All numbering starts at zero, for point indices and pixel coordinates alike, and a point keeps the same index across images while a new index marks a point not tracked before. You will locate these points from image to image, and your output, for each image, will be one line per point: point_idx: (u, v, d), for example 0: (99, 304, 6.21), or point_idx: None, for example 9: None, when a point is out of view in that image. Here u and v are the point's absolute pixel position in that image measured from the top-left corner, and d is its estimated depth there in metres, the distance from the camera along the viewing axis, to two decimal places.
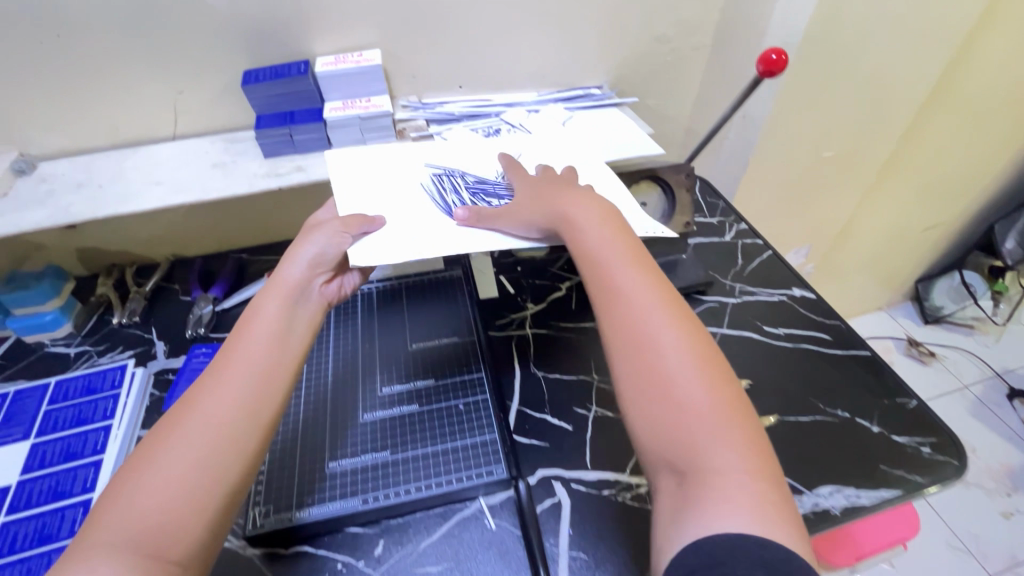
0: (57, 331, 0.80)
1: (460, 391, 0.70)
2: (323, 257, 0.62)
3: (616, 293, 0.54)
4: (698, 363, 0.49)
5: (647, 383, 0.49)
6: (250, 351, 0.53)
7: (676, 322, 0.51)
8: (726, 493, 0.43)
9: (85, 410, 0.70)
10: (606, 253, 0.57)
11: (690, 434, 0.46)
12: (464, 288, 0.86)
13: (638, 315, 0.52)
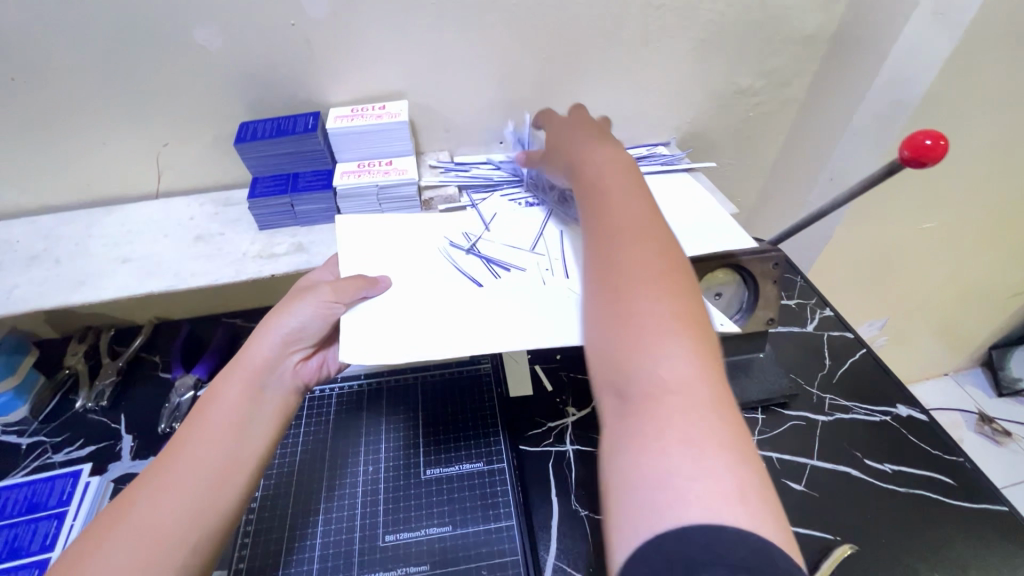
0: (10, 415, 0.67)
1: (485, 549, 0.56)
2: (300, 332, 0.52)
3: (599, 216, 0.44)
4: (671, 292, 0.38)
5: (608, 311, 0.39)
6: (220, 420, 0.46)
7: (660, 251, 0.40)
8: (669, 428, 0.33)
9: (21, 536, 0.57)
10: (599, 180, 0.47)
11: (642, 353, 0.36)
12: (492, 390, 0.71)
13: (614, 232, 0.42)
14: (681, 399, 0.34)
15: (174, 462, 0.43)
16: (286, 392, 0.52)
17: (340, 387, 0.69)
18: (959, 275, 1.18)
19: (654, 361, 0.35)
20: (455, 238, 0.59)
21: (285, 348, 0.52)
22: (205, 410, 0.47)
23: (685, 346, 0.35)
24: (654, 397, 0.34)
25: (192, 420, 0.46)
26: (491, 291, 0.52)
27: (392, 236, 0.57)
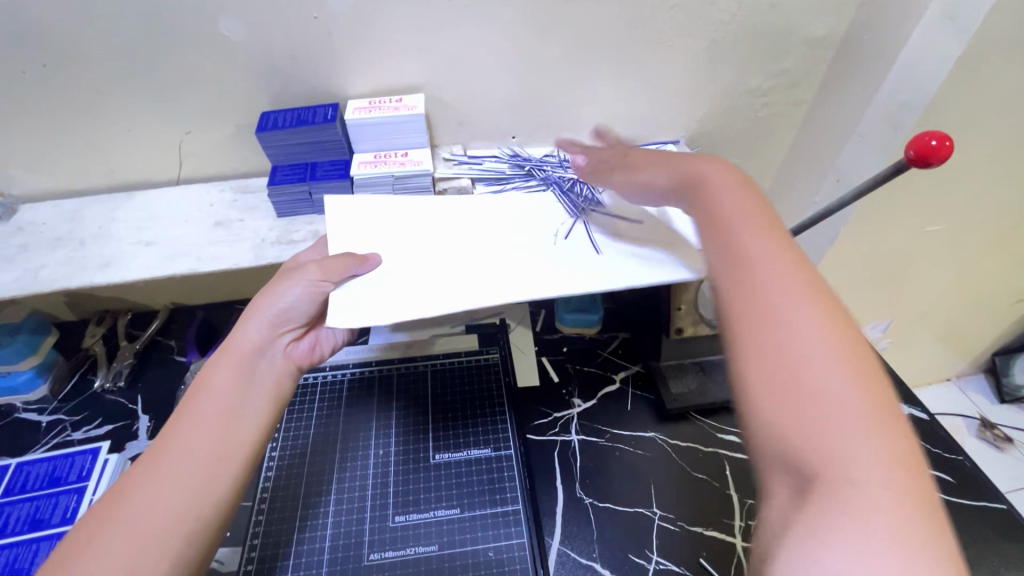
0: (30, 393, 0.69)
1: (491, 533, 0.57)
2: (290, 313, 0.51)
3: (728, 239, 0.41)
4: (827, 329, 0.35)
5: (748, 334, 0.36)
6: (214, 407, 0.44)
7: (808, 286, 0.37)
8: (863, 496, 0.30)
9: (43, 509, 0.59)
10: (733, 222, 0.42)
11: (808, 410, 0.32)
12: (501, 377, 0.71)
13: (770, 280, 0.37)
14: (851, 453, 0.31)
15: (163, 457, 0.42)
16: (280, 374, 0.50)
17: (354, 371, 0.71)
18: (964, 279, 1.19)
19: (820, 412, 0.32)
20: (470, 224, 0.59)
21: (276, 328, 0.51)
22: (196, 397, 0.45)
23: (852, 383, 0.33)
24: (831, 468, 0.31)
25: (183, 411, 0.44)
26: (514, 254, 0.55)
27: (405, 221, 0.58)
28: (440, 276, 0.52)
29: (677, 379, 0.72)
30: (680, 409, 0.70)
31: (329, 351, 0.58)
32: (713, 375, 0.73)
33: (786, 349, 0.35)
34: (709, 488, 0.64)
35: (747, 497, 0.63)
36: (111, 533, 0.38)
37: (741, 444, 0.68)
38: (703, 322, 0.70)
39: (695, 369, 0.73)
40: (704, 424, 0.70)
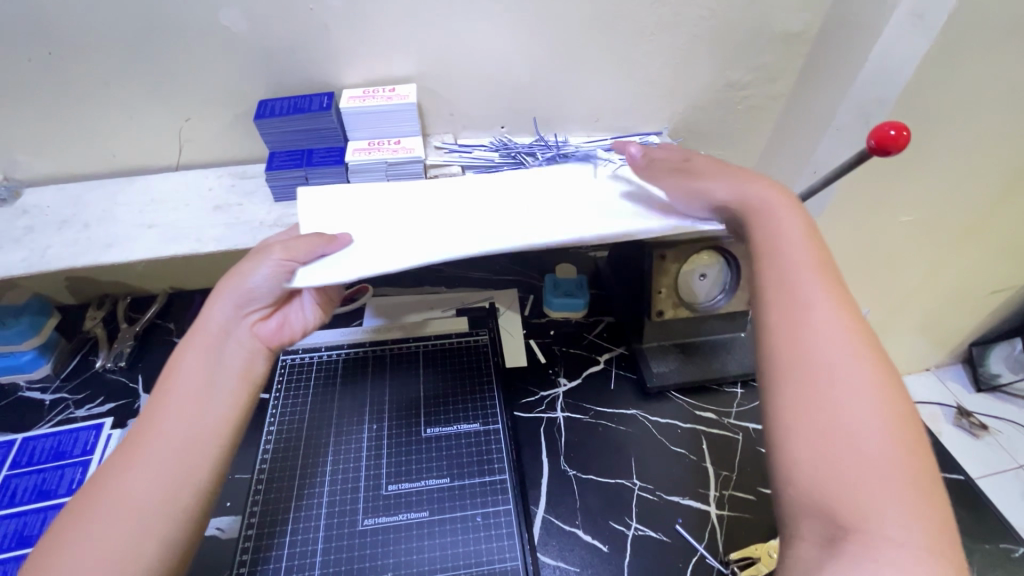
0: (33, 373, 0.72)
1: (480, 500, 0.60)
2: (253, 294, 0.51)
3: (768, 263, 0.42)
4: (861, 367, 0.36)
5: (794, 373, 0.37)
6: (179, 397, 0.44)
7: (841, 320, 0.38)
8: (888, 523, 0.32)
9: (49, 480, 0.62)
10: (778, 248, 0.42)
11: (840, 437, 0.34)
12: (489, 357, 0.75)
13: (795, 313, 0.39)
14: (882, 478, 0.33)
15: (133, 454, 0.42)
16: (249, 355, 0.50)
17: (348, 352, 0.74)
18: (939, 269, 1.23)
19: (849, 452, 0.33)
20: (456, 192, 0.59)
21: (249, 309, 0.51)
22: (162, 390, 0.45)
23: (879, 410, 0.34)
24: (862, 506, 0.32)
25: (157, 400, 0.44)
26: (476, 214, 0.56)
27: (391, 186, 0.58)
28: (415, 232, 0.55)
29: (658, 360, 0.76)
30: (660, 388, 0.74)
31: (301, 331, 0.56)
32: (692, 357, 0.76)
33: (827, 380, 0.36)
34: (686, 462, 0.68)
35: (722, 469, 0.67)
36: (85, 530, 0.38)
37: (717, 421, 0.72)
38: (683, 306, 0.74)
39: (675, 351, 0.77)
40: (682, 402, 0.74)
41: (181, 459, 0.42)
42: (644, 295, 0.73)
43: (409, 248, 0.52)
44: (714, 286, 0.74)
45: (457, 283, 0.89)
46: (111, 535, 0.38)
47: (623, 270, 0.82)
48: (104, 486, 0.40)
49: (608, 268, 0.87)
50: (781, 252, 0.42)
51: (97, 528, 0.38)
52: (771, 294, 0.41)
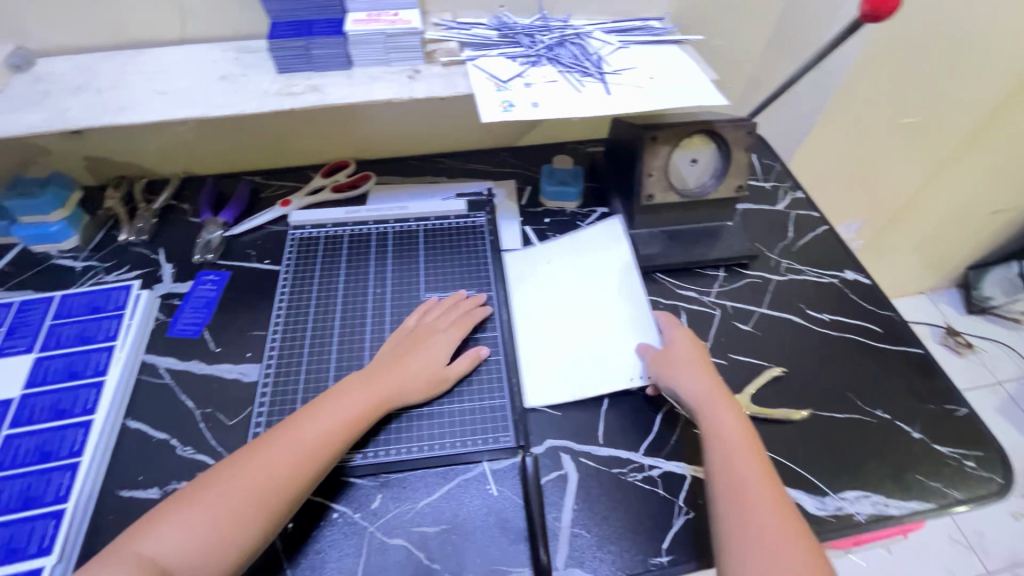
0: (63, 243, 0.77)
1: (473, 351, 0.66)
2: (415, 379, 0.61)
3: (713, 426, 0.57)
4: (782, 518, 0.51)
5: (738, 507, 0.51)
6: (324, 424, 0.55)
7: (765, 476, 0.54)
8: None
9: (89, 329, 0.68)
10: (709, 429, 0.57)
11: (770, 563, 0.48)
12: (484, 236, 0.79)
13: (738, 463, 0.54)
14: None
15: (265, 452, 0.53)
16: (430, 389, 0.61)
17: (353, 230, 0.79)
18: (939, 178, 1.22)
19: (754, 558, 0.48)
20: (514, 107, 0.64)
21: (439, 379, 0.62)
22: (321, 409, 0.56)
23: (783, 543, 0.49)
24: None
25: (308, 420, 0.55)
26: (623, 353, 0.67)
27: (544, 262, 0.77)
28: (577, 362, 0.67)
29: (646, 244, 0.80)
30: (646, 269, 0.78)
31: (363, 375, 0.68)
32: (679, 242, 0.80)
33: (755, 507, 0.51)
34: None
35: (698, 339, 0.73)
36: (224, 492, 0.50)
37: (697, 299, 0.77)
38: (673, 191, 0.77)
39: (663, 238, 0.81)
40: (667, 283, 0.79)
41: (314, 454, 0.53)
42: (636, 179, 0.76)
43: (595, 382, 0.65)
44: (705, 170, 0.78)
45: (457, 174, 0.92)
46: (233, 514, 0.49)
47: (618, 161, 0.84)
48: (250, 463, 0.52)
49: (604, 161, 0.89)
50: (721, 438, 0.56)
51: (236, 487, 0.50)
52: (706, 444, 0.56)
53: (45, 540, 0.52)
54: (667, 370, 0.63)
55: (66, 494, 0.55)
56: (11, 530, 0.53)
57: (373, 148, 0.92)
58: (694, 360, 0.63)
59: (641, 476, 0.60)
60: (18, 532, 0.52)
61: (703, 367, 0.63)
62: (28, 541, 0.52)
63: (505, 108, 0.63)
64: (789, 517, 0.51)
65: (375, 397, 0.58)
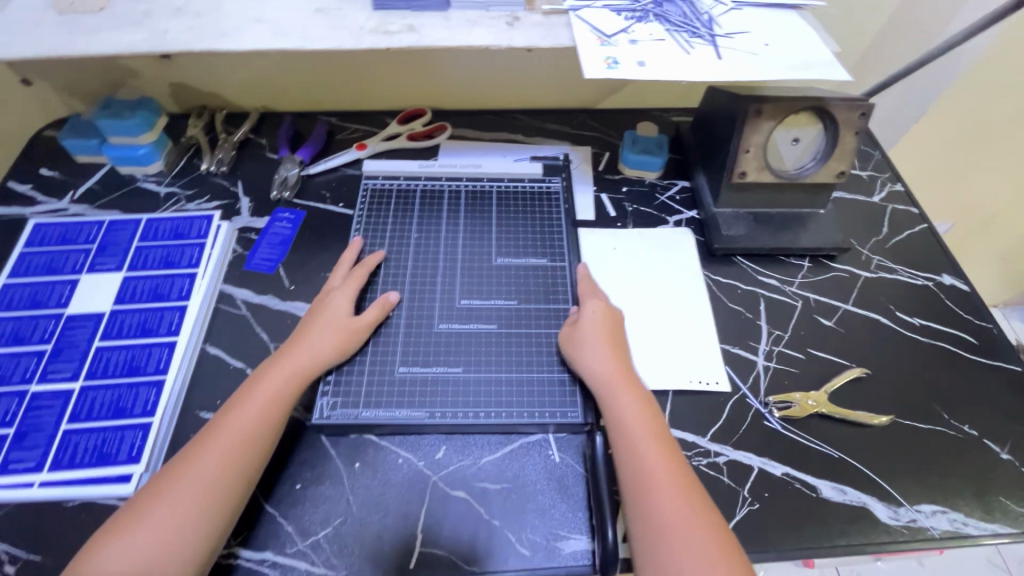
0: (148, 167, 0.79)
1: (544, 322, 0.64)
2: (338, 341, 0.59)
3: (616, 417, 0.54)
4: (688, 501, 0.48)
5: (637, 491, 0.49)
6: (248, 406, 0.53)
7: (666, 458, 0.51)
8: None
9: (173, 254, 0.69)
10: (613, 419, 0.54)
11: (668, 549, 0.45)
12: (560, 202, 0.75)
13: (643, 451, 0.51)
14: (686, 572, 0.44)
15: (194, 455, 0.49)
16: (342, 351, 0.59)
17: (425, 183, 0.76)
18: None
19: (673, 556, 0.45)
20: (617, 65, 0.60)
21: (349, 331, 0.60)
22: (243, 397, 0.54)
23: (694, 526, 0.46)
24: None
25: (233, 410, 0.53)
26: (686, 349, 0.66)
27: (621, 252, 0.74)
28: (647, 352, 0.66)
29: (729, 224, 0.76)
30: (726, 251, 0.75)
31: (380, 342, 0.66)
32: (765, 225, 0.76)
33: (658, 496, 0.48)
34: (740, 317, 0.70)
35: (775, 329, 0.70)
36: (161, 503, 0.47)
37: (779, 288, 0.73)
38: (768, 170, 0.72)
39: (748, 219, 0.76)
40: (747, 267, 0.75)
41: (244, 437, 0.51)
42: (731, 154, 0.72)
43: (661, 371, 0.64)
44: (811, 148, 0.72)
45: (533, 133, 0.89)
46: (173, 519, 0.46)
47: (707, 134, 0.80)
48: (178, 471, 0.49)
49: (691, 132, 0.85)
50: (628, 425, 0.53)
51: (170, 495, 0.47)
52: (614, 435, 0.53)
53: (134, 449, 0.55)
54: (573, 349, 0.59)
55: (152, 409, 0.57)
56: (103, 436, 0.56)
57: (451, 97, 0.90)
58: (596, 331, 0.60)
59: (706, 462, 0.59)
60: (110, 439, 0.55)
61: (601, 338, 0.59)
62: (118, 448, 0.55)
63: (610, 65, 0.60)
64: (684, 487, 0.49)
65: (291, 373, 0.56)
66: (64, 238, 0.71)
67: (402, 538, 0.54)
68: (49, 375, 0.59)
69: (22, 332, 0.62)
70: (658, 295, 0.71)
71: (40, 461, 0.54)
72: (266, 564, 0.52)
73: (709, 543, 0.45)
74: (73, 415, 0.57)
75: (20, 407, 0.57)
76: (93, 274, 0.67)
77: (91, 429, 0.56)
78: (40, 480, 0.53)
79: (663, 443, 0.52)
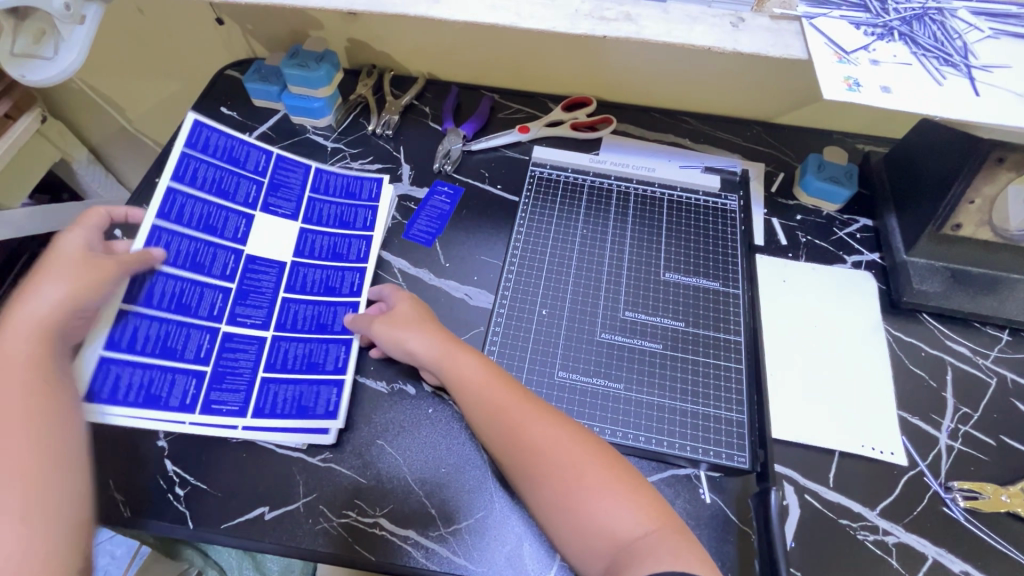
0: (320, 120, 0.80)
1: (715, 352, 0.60)
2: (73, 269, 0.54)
3: (459, 381, 0.54)
4: (553, 428, 0.51)
5: (541, 467, 0.49)
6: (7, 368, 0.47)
7: (506, 396, 0.53)
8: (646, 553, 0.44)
9: (346, 215, 0.71)
10: (472, 382, 0.53)
11: (574, 497, 0.47)
12: (736, 221, 0.70)
13: (514, 418, 0.51)
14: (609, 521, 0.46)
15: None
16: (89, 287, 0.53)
17: (594, 180, 0.72)
18: None
19: (596, 517, 0.46)
20: (859, 87, 0.53)
21: (95, 266, 0.54)
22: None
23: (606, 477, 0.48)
24: (603, 530, 0.46)
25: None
26: (861, 408, 0.60)
27: (799, 287, 0.68)
28: (820, 405, 0.60)
29: (923, 278, 0.68)
30: (914, 306, 0.67)
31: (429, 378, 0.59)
32: (966, 286, 0.67)
33: (543, 460, 0.49)
34: (923, 384, 0.63)
35: (962, 405, 0.62)
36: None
37: (970, 359, 0.65)
38: (988, 227, 0.64)
39: (945, 275, 0.68)
40: (934, 328, 0.67)
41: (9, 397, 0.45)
42: (947, 201, 0.64)
43: (832, 427, 0.58)
44: None
45: (701, 140, 0.83)
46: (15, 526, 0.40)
47: (909, 171, 0.71)
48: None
49: (886, 166, 0.76)
50: (470, 389, 0.53)
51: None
52: (485, 416, 0.52)
53: (331, 405, 0.57)
54: (394, 331, 0.58)
55: (343, 366, 0.60)
56: (300, 389, 0.58)
57: (621, 88, 0.85)
58: (412, 306, 0.61)
59: (872, 538, 0.54)
60: (306, 393, 0.58)
61: (418, 308, 0.60)
62: (316, 402, 0.57)
63: (850, 87, 0.53)
64: (531, 405, 0.52)
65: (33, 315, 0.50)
66: (229, 155, 0.69)
67: (537, 550, 0.52)
68: (239, 318, 0.61)
69: (202, 260, 0.63)
70: (835, 340, 0.64)
71: (242, 406, 0.57)
72: (408, 542, 0.52)
73: (584, 455, 0.49)
74: (267, 365, 0.59)
75: (210, 346, 0.59)
76: (266, 215, 0.68)
77: (288, 380, 0.58)
78: (244, 422, 0.56)
79: (503, 383, 0.54)
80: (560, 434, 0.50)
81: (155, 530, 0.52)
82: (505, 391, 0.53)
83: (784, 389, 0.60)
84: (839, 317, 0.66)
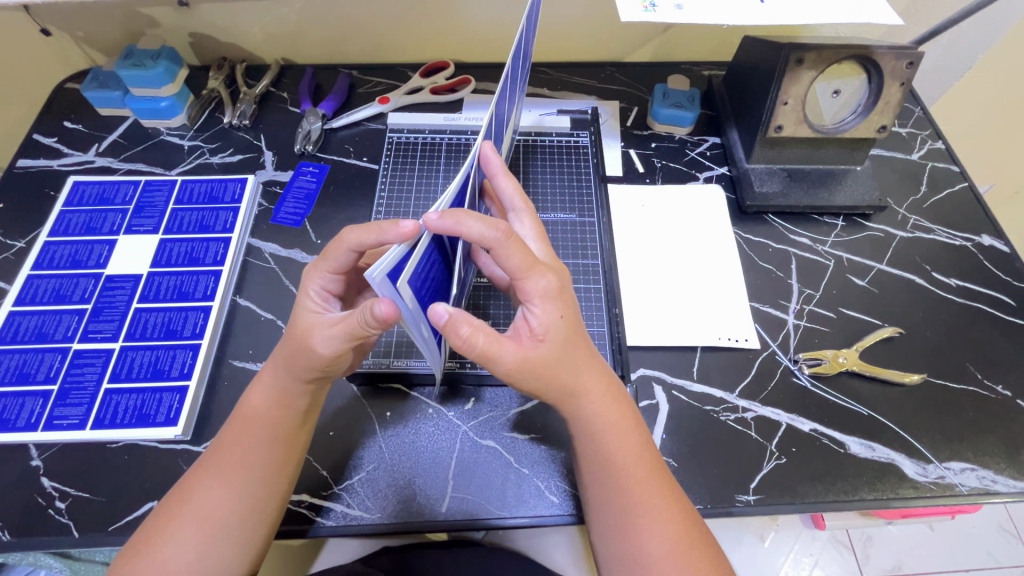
0: (171, 120, 0.78)
1: (576, 275, 0.66)
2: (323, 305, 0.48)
3: (605, 454, 0.48)
4: (653, 494, 0.47)
5: (623, 528, 0.46)
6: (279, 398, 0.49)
7: (639, 461, 0.48)
8: None
9: (207, 218, 0.69)
10: (614, 451, 0.48)
11: (634, 518, 0.46)
12: (588, 157, 0.77)
13: (619, 480, 0.47)
14: None
15: (249, 414, 0.49)
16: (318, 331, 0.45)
17: (453, 139, 0.78)
18: None
19: None
20: (653, 8, 0.57)
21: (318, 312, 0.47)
22: (276, 410, 0.49)
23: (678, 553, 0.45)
24: None
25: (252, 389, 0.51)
26: (714, 304, 0.65)
27: (654, 212, 0.72)
28: (677, 310, 0.65)
29: (762, 181, 0.74)
30: (759, 208, 0.73)
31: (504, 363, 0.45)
32: (800, 182, 0.74)
33: (631, 524, 0.46)
34: (770, 276, 0.69)
35: (807, 288, 0.68)
36: (195, 498, 0.46)
37: (811, 247, 0.72)
38: (806, 124, 0.69)
39: (782, 175, 0.74)
40: (778, 225, 0.73)
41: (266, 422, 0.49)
42: (768, 107, 0.68)
43: (690, 326, 0.64)
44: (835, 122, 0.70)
45: (559, 87, 0.86)
46: (214, 512, 0.46)
47: (740, 86, 0.76)
48: (195, 483, 0.47)
49: (724, 86, 0.81)
50: (609, 454, 0.48)
51: (200, 491, 0.46)
52: (596, 471, 0.48)
53: (172, 411, 0.56)
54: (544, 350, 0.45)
55: (189, 371, 0.58)
56: (143, 397, 0.57)
57: (476, 48, 0.87)
58: (561, 344, 0.45)
59: (733, 417, 0.59)
60: (148, 400, 0.57)
61: (561, 349, 0.45)
62: (157, 409, 0.56)
63: (646, 9, 0.57)
64: (646, 463, 0.48)
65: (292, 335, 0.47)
66: (102, 198, 0.71)
67: (437, 493, 0.54)
68: None
69: (64, 291, 0.63)
70: (688, 251, 0.69)
71: (83, 418, 0.56)
72: (304, 505, 0.54)
73: (664, 523, 0.46)
74: (113, 375, 0.58)
75: None
76: (131, 235, 0.68)
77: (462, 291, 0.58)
78: (85, 436, 0.55)
79: (635, 433, 0.49)
80: (653, 496, 0.47)
81: (39, 546, 0.51)
82: (634, 450, 0.48)
83: (644, 300, 0.65)
84: (692, 231, 0.71)
